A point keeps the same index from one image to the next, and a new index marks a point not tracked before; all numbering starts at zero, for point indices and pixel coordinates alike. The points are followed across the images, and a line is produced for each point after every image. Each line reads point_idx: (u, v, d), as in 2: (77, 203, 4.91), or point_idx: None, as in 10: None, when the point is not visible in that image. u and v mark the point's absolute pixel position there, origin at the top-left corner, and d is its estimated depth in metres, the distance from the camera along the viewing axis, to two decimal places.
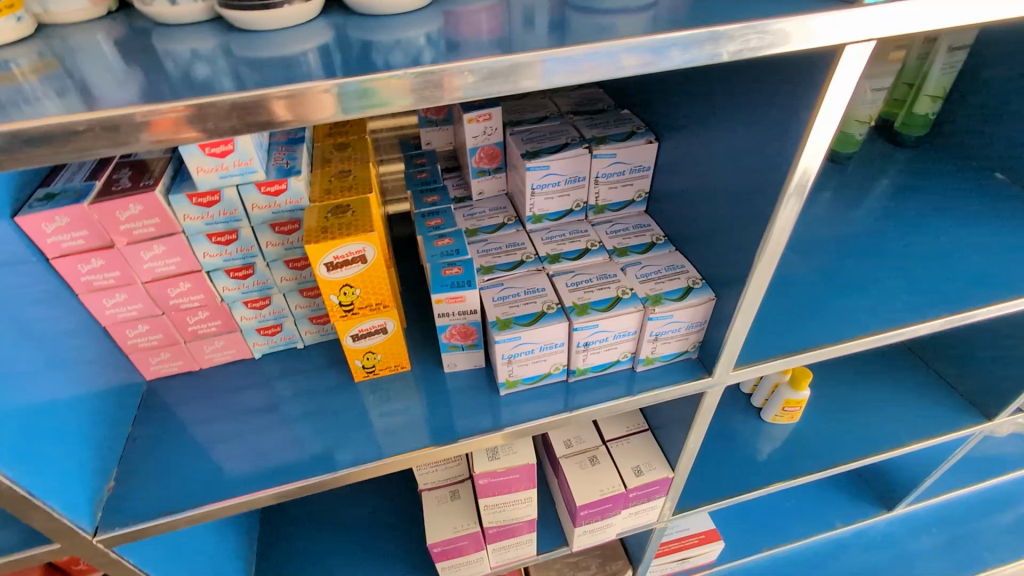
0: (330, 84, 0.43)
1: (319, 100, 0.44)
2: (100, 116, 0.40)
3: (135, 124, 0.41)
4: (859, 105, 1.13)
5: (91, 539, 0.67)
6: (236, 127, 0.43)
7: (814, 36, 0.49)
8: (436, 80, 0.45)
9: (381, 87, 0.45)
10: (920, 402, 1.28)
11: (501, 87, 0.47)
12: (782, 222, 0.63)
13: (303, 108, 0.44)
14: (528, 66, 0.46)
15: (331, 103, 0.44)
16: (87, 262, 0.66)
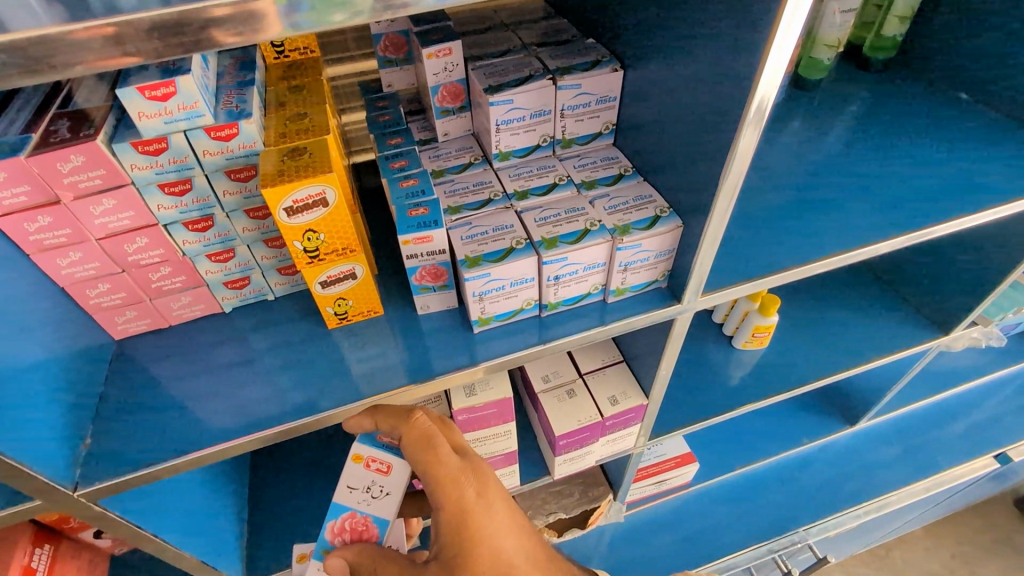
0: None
1: (255, 16, 0.42)
2: (11, 39, 0.37)
3: (48, 48, 0.39)
4: (828, 28, 1.12)
5: (72, 494, 0.67)
6: (160, 48, 0.41)
7: None
8: None
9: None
10: (881, 321, 1.33)
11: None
12: (743, 151, 0.64)
13: (245, 26, 0.42)
14: None
15: (277, 19, 0.42)
16: (33, 219, 0.63)
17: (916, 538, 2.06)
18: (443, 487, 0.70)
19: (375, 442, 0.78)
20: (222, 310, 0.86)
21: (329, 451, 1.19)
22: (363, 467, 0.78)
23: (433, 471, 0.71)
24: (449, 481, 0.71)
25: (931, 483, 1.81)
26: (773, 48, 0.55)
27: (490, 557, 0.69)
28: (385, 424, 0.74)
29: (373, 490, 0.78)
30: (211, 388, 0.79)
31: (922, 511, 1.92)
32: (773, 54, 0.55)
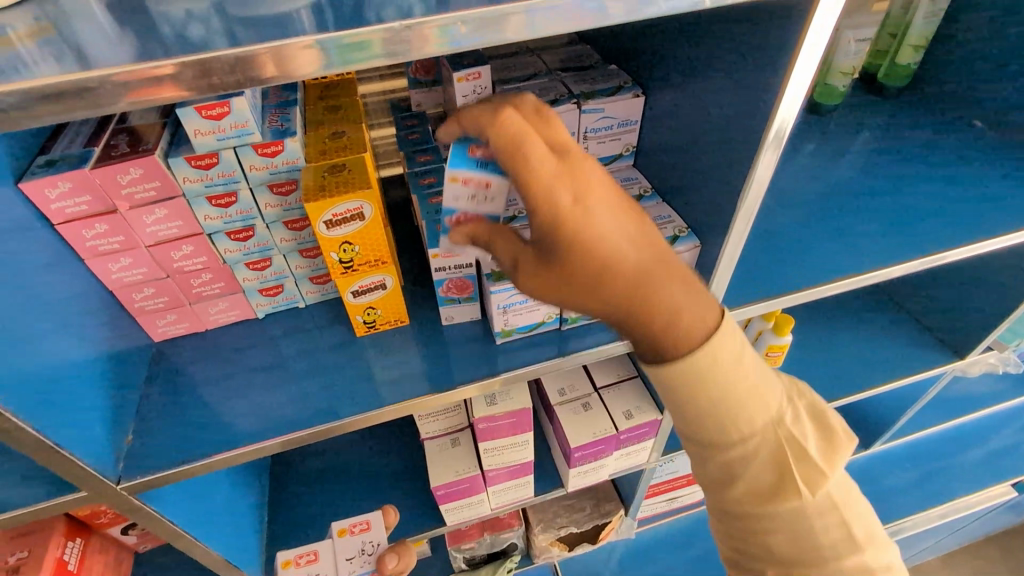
0: (312, 40, 0.45)
1: (293, 58, 0.46)
2: (84, 76, 0.42)
3: (114, 87, 0.43)
4: (842, 56, 1.15)
5: (115, 486, 0.71)
6: (240, 81, 0.45)
7: None
8: (412, 33, 0.47)
9: (361, 41, 0.46)
10: (896, 344, 1.34)
11: (487, 38, 0.49)
12: (762, 172, 0.67)
13: (287, 66, 0.46)
14: (511, 16, 0.48)
15: (311, 60, 0.46)
16: (91, 227, 0.67)
17: (931, 565, 2.03)
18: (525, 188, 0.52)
19: (467, 158, 0.63)
20: (255, 316, 0.90)
21: (348, 457, 1.22)
22: (460, 186, 0.65)
23: (530, 197, 0.52)
24: (536, 199, 0.52)
25: (946, 509, 1.79)
26: (792, 78, 0.59)
27: (592, 246, 0.52)
28: (469, 119, 0.58)
29: (480, 199, 0.67)
30: (244, 391, 0.82)
31: (938, 538, 1.90)
32: (791, 84, 0.59)
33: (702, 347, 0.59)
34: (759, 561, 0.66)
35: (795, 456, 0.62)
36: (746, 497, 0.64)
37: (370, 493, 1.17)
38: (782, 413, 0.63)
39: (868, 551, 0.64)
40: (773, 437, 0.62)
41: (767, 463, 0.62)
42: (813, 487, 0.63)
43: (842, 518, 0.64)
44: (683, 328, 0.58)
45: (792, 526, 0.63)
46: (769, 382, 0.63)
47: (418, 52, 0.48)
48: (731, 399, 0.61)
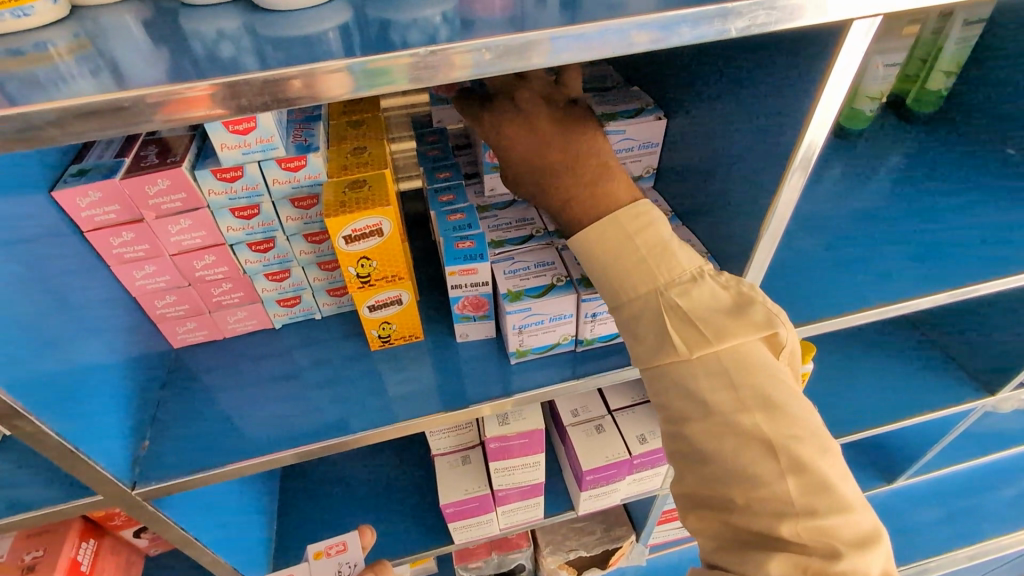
0: (341, 64, 0.46)
1: (320, 82, 0.46)
2: (127, 95, 0.43)
3: (147, 106, 0.44)
4: (871, 81, 1.11)
5: (130, 492, 0.72)
6: (268, 103, 0.46)
7: (828, 10, 0.50)
8: (436, 60, 0.47)
9: (388, 65, 0.47)
10: (922, 377, 1.30)
11: (514, 65, 0.49)
12: (788, 196, 0.66)
13: (315, 89, 0.46)
14: (536, 44, 0.48)
15: (338, 84, 0.46)
16: (118, 235, 0.69)
17: None
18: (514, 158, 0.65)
19: None
20: (272, 326, 0.91)
21: (357, 468, 1.22)
22: None
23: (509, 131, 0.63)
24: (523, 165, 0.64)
25: (973, 550, 1.72)
26: (820, 104, 0.58)
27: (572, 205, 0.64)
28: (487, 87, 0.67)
29: None
30: (258, 401, 0.83)
31: None
32: (820, 109, 0.58)
33: (655, 283, 0.62)
34: (721, 511, 0.60)
35: (772, 397, 0.58)
36: (708, 443, 0.59)
37: (377, 507, 1.16)
38: (757, 353, 0.60)
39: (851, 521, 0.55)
40: (724, 364, 0.60)
41: (723, 392, 0.59)
42: (772, 431, 0.57)
43: (814, 480, 0.56)
44: (631, 261, 0.63)
45: (752, 473, 0.57)
46: (746, 314, 0.60)
47: (442, 77, 0.48)
48: (681, 324, 0.61)
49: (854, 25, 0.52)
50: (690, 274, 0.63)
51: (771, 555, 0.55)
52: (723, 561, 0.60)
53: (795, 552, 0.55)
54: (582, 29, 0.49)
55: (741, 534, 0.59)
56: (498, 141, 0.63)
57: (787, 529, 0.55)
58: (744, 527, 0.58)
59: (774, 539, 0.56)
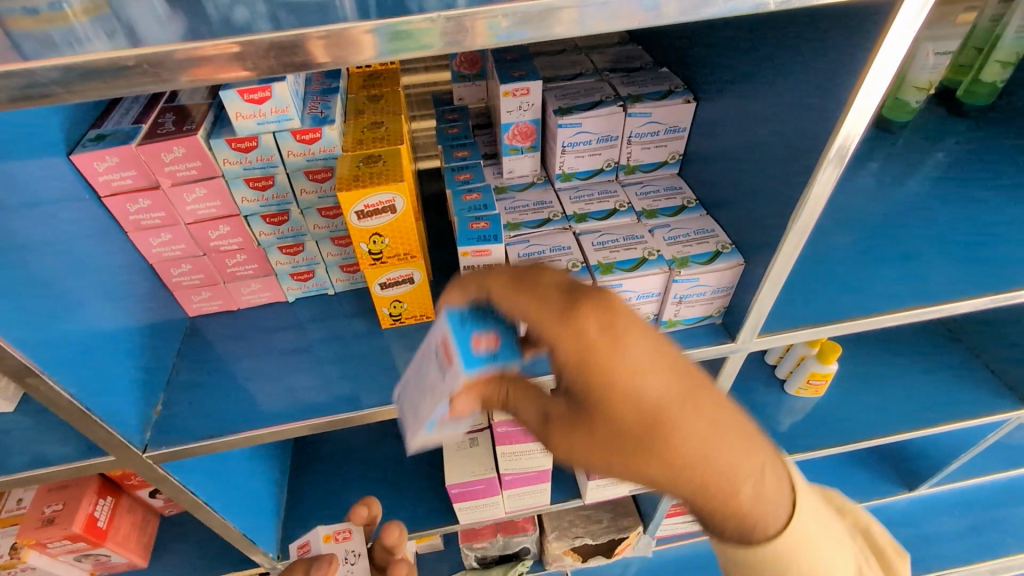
0: (369, 25, 0.44)
1: (354, 42, 0.45)
2: (145, 52, 0.42)
3: (178, 62, 0.43)
4: (919, 70, 1.06)
5: (141, 454, 0.74)
6: (274, 66, 0.45)
7: None
8: (465, 24, 0.45)
9: (413, 30, 0.45)
10: (955, 384, 1.24)
11: (535, 31, 0.47)
12: (820, 190, 0.62)
13: (340, 50, 0.45)
14: (564, 12, 0.46)
15: (369, 45, 0.45)
16: (135, 201, 0.70)
17: None
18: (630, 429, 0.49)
19: (512, 77, 0.80)
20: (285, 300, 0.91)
21: (367, 444, 1.23)
22: (508, 99, 0.81)
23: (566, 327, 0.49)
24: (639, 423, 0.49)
25: (997, 565, 1.66)
26: (862, 86, 0.54)
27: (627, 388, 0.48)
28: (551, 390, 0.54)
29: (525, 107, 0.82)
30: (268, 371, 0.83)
31: None
32: (861, 94, 0.54)
33: (730, 473, 0.53)
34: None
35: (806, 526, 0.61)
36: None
37: (385, 482, 1.17)
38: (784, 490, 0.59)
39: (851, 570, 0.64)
40: (780, 515, 0.59)
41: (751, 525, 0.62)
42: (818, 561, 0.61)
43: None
44: (692, 477, 0.52)
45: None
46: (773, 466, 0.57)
47: (463, 45, 0.47)
48: (748, 499, 0.56)
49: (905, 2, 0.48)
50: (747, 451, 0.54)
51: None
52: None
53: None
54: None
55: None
56: (590, 367, 0.48)
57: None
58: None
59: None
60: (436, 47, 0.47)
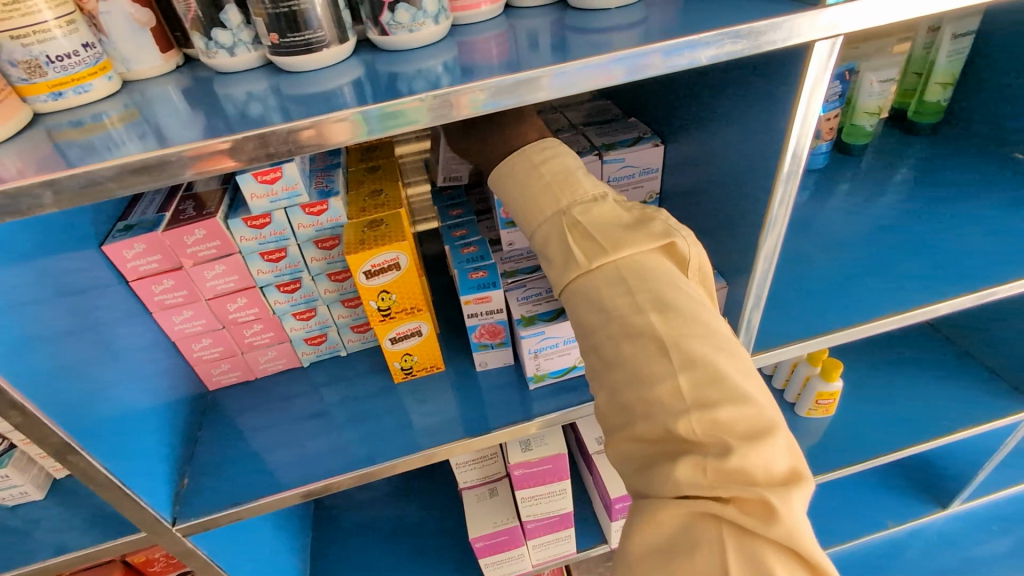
0: (346, 114, 0.52)
1: (326, 131, 0.52)
2: (181, 148, 0.49)
3: (207, 153, 0.50)
4: (866, 97, 1.16)
5: (171, 528, 0.75)
6: (293, 148, 0.52)
7: (809, 30, 0.55)
8: (448, 100, 0.53)
9: (408, 109, 0.53)
10: (962, 391, 1.25)
11: (513, 100, 0.54)
12: (781, 205, 0.68)
13: (322, 137, 0.52)
14: (537, 79, 0.54)
15: (342, 131, 0.52)
16: (160, 282, 0.75)
17: None
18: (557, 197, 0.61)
19: None
20: (301, 365, 0.95)
21: (386, 509, 1.22)
22: None
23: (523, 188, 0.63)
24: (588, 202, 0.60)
25: None
26: (799, 111, 0.60)
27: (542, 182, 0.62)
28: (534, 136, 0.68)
29: None
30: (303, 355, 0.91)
31: None
32: (797, 123, 0.61)
33: (558, 206, 0.61)
34: (629, 435, 0.53)
35: (728, 367, 0.51)
36: (607, 346, 0.55)
37: (409, 548, 1.15)
38: (668, 265, 0.57)
39: (776, 438, 0.49)
40: (621, 275, 0.55)
41: (621, 297, 0.54)
42: (666, 330, 0.52)
43: (780, 523, 0.45)
44: (614, 292, 0.55)
45: (646, 372, 0.52)
46: (646, 228, 0.58)
47: (453, 115, 0.54)
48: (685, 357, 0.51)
49: (816, 46, 0.56)
50: (592, 197, 0.61)
51: (677, 459, 0.49)
52: (643, 491, 0.52)
53: (692, 453, 0.49)
54: (578, 62, 0.54)
55: (643, 449, 0.52)
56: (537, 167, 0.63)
57: (729, 517, 0.47)
58: (646, 435, 0.52)
59: (680, 441, 0.50)
60: (424, 120, 0.54)
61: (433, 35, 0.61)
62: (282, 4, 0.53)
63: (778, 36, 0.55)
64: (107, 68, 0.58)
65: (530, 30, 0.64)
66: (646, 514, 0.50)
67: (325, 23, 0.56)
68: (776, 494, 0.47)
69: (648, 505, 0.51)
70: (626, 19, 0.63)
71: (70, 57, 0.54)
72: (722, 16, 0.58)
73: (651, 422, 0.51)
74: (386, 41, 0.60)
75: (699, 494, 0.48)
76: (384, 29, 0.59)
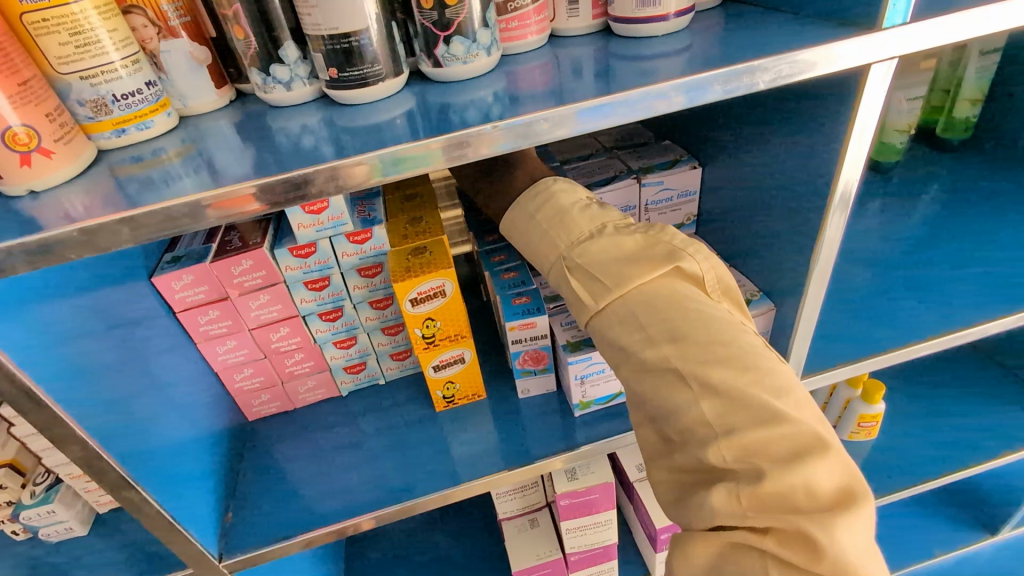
0: (367, 157, 0.51)
1: (350, 173, 0.51)
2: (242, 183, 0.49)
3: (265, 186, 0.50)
4: (896, 115, 1.15)
5: (217, 564, 0.74)
6: (350, 182, 0.52)
7: (841, 59, 0.55)
8: (463, 141, 0.53)
9: (416, 153, 0.52)
10: (1009, 411, 1.22)
11: (535, 137, 0.54)
12: (833, 231, 0.68)
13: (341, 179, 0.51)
14: (565, 117, 0.54)
15: (361, 174, 0.52)
16: (205, 313, 0.76)
17: None
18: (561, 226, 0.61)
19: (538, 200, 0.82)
20: (339, 394, 0.95)
21: (419, 542, 1.19)
22: None
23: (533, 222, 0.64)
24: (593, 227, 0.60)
25: None
26: (853, 132, 0.61)
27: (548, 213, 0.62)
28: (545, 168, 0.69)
29: None
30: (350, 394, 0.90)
31: None
32: (853, 144, 0.61)
33: (567, 239, 0.60)
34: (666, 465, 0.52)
35: (749, 388, 0.48)
36: (631, 384, 0.54)
37: None
38: (680, 287, 0.54)
39: (819, 457, 0.46)
40: (631, 308, 0.54)
41: (634, 328, 0.53)
42: (681, 358, 0.50)
43: (827, 554, 0.43)
44: (626, 321, 0.54)
45: (668, 404, 0.50)
46: (655, 250, 0.56)
47: (473, 153, 0.53)
48: (701, 382, 0.49)
49: (874, 69, 0.57)
50: (594, 230, 0.60)
51: (711, 488, 0.47)
52: (679, 519, 0.51)
53: (725, 482, 0.47)
54: (596, 100, 0.54)
55: (680, 480, 0.51)
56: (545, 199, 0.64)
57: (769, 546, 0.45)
58: (681, 466, 0.50)
59: (713, 471, 0.48)
60: (438, 160, 0.53)
61: (484, 66, 0.62)
62: (342, 40, 0.54)
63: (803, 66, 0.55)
64: (166, 105, 0.59)
65: (574, 58, 0.65)
66: (683, 545, 0.50)
67: (381, 57, 0.57)
68: (818, 522, 0.43)
69: (685, 537, 0.50)
70: (671, 46, 0.63)
71: (134, 96, 0.55)
72: (769, 41, 0.59)
73: (683, 455, 0.50)
74: (436, 72, 0.61)
75: (735, 523, 0.46)
76: (437, 61, 0.60)
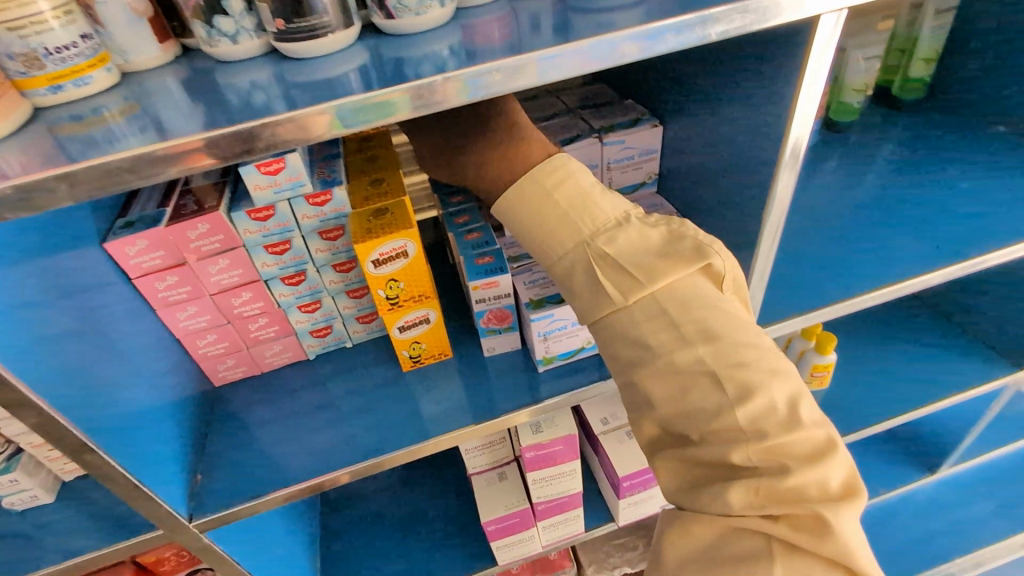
0: (325, 108, 0.51)
1: (307, 125, 0.51)
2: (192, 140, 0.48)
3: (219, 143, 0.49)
4: (854, 74, 1.18)
5: (187, 524, 0.75)
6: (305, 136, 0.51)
7: (802, 6, 0.55)
8: (426, 91, 0.52)
9: (380, 103, 0.52)
10: (949, 358, 1.30)
11: (500, 88, 0.54)
12: (783, 188, 0.70)
13: (297, 133, 0.51)
14: (526, 67, 0.54)
15: (321, 124, 0.51)
16: (164, 279, 0.74)
17: None
18: (570, 212, 0.60)
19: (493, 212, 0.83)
20: (306, 358, 0.95)
21: (394, 499, 1.22)
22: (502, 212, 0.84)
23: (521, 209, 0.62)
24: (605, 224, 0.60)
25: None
26: (805, 84, 0.62)
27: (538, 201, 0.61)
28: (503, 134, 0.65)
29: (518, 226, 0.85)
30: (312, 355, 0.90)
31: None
32: (804, 98, 0.63)
33: (581, 234, 0.60)
34: (677, 450, 0.56)
35: (778, 395, 0.52)
36: (647, 384, 0.55)
37: (420, 535, 1.15)
38: (702, 286, 0.56)
39: (834, 456, 0.51)
40: (662, 306, 0.55)
41: (660, 331, 0.55)
42: (715, 363, 0.53)
43: (832, 536, 0.49)
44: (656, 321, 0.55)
45: (698, 405, 0.53)
46: (680, 251, 0.57)
47: (436, 104, 0.53)
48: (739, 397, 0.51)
49: (823, 24, 0.58)
50: (615, 220, 0.60)
51: (728, 484, 0.52)
52: (686, 505, 0.56)
53: (745, 477, 0.51)
54: (559, 48, 0.54)
55: (692, 470, 0.55)
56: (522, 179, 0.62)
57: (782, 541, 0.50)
58: (694, 457, 0.55)
59: (735, 469, 0.52)
60: (401, 111, 0.53)
61: (438, 17, 0.61)
62: None
63: (769, 12, 0.55)
64: (105, 60, 0.57)
65: (532, 11, 0.64)
66: (685, 524, 0.56)
67: (331, 8, 0.56)
68: (833, 509, 0.49)
69: (687, 519, 0.56)
70: None
71: (69, 49, 0.53)
72: None
73: (697, 449, 0.54)
74: (390, 25, 0.60)
75: (749, 512, 0.51)
76: (390, 13, 0.59)
